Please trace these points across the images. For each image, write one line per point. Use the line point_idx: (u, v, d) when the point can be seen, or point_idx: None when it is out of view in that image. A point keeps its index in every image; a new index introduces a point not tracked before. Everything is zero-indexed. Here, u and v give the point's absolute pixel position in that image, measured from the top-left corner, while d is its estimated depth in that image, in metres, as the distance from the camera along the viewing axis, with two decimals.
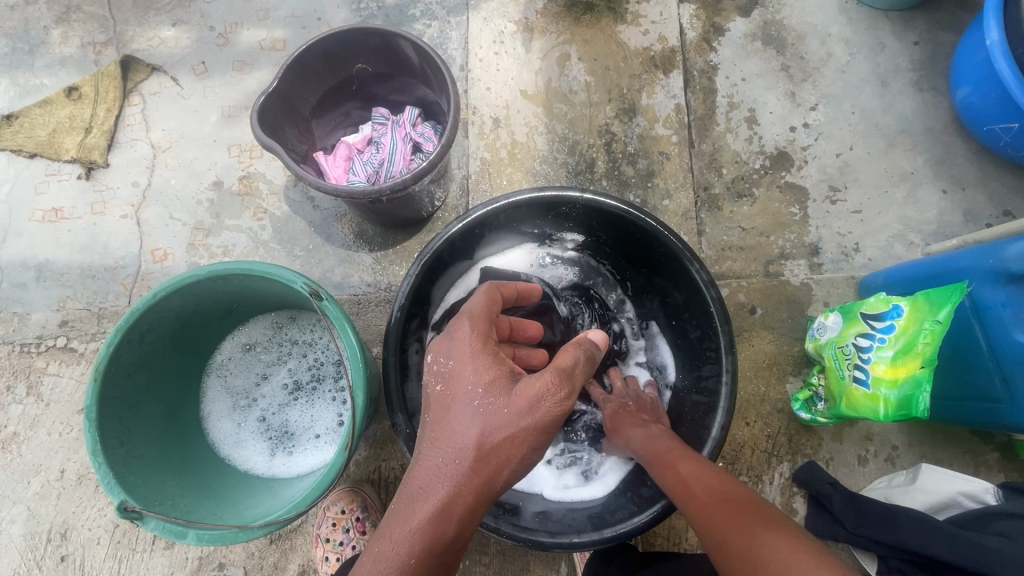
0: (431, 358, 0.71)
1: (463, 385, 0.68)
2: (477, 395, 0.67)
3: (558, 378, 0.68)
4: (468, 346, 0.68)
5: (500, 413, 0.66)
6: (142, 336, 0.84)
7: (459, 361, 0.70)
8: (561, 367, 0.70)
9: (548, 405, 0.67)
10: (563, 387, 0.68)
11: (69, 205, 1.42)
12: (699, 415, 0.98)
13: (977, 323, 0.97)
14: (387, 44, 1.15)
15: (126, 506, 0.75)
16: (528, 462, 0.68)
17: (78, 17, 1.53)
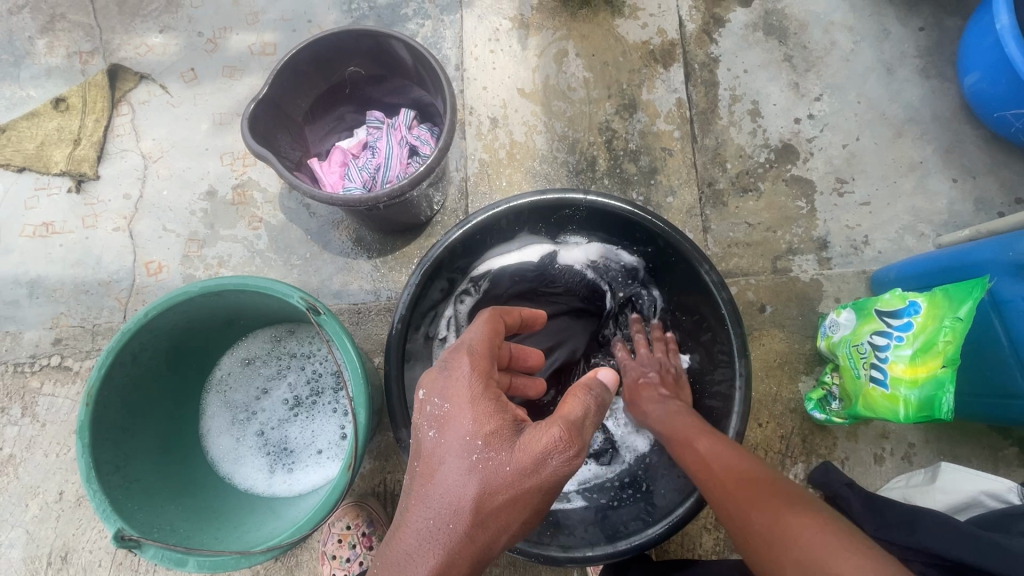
0: (425, 398, 0.63)
1: (459, 434, 0.60)
2: (475, 448, 0.59)
3: (568, 433, 0.59)
4: (468, 389, 0.61)
5: (500, 468, 0.58)
6: (135, 356, 0.81)
7: (456, 406, 0.62)
8: (570, 418, 0.61)
9: (555, 468, 0.58)
10: (573, 444, 0.59)
11: (59, 219, 1.38)
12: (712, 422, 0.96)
13: (997, 319, 0.95)
14: (381, 46, 1.11)
15: (122, 534, 0.72)
16: (529, 524, 0.60)
17: (63, 26, 1.50)
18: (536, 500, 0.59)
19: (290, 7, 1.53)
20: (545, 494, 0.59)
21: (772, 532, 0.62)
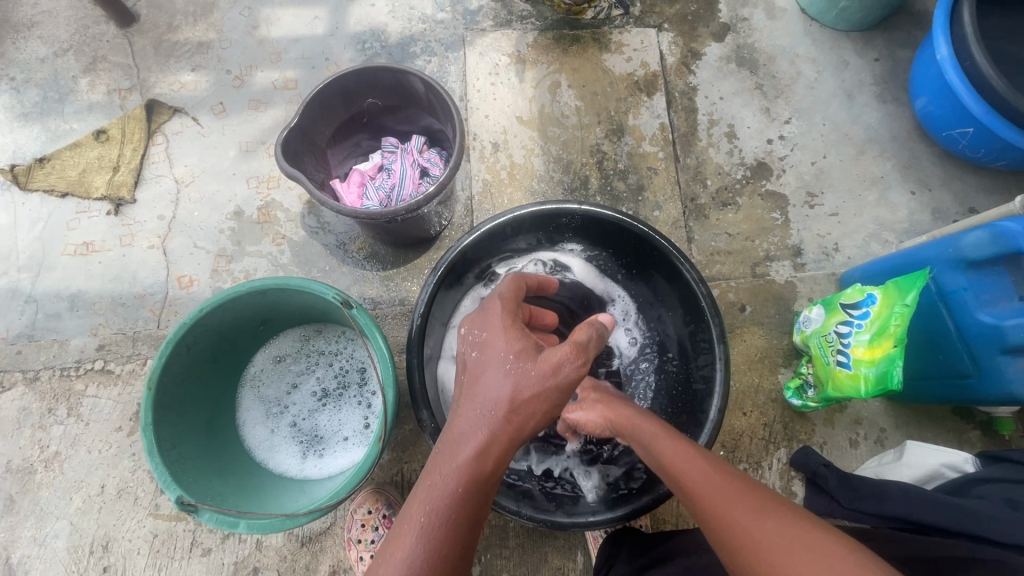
0: (467, 330, 0.76)
1: (496, 351, 0.72)
2: (508, 360, 0.71)
3: (578, 349, 0.72)
4: (501, 320, 0.73)
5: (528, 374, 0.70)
6: (189, 348, 0.92)
7: (491, 333, 0.74)
8: (578, 341, 0.73)
9: (570, 370, 0.71)
10: (581, 357, 0.72)
11: (99, 238, 1.51)
12: (698, 403, 1.07)
13: (944, 308, 1.08)
14: (397, 81, 1.27)
15: (183, 500, 0.82)
16: (552, 418, 0.72)
17: (104, 66, 1.66)
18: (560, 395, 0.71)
19: (310, 47, 1.70)
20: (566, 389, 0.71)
21: (759, 539, 0.65)
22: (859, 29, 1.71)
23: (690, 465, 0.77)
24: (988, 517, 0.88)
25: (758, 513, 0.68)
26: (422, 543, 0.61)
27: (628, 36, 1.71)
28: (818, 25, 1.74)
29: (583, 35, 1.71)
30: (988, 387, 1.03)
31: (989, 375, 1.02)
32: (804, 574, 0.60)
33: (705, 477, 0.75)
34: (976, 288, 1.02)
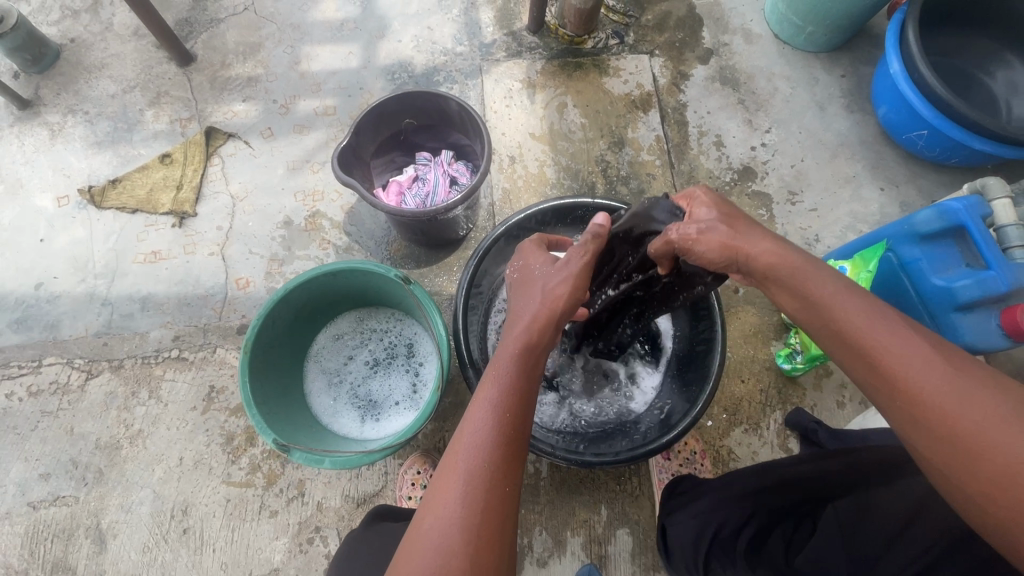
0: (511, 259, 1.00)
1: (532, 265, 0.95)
2: (541, 267, 0.94)
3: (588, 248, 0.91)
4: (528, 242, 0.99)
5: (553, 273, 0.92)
6: (275, 321, 1.11)
7: (525, 257, 0.98)
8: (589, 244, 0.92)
9: (579, 263, 0.91)
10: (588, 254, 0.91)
11: (165, 248, 1.71)
12: (701, 360, 1.19)
13: (905, 277, 1.27)
14: (432, 103, 1.49)
15: (278, 440, 0.99)
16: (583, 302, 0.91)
17: (167, 100, 1.89)
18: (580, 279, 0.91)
19: (346, 79, 1.94)
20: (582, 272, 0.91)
21: (954, 412, 0.61)
22: (826, 50, 1.96)
23: (869, 321, 0.68)
24: None
25: (929, 360, 0.64)
26: (498, 400, 0.78)
27: (624, 62, 1.95)
28: (790, 48, 1.99)
29: (585, 62, 1.95)
30: None
31: (945, 331, 1.21)
32: (1002, 450, 0.58)
33: (891, 335, 0.67)
34: (929, 258, 1.22)
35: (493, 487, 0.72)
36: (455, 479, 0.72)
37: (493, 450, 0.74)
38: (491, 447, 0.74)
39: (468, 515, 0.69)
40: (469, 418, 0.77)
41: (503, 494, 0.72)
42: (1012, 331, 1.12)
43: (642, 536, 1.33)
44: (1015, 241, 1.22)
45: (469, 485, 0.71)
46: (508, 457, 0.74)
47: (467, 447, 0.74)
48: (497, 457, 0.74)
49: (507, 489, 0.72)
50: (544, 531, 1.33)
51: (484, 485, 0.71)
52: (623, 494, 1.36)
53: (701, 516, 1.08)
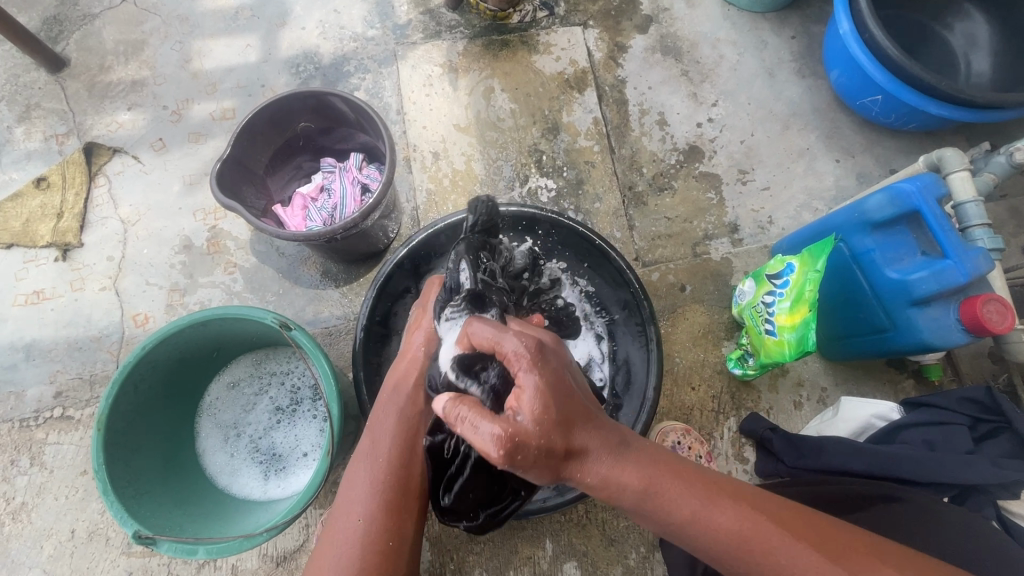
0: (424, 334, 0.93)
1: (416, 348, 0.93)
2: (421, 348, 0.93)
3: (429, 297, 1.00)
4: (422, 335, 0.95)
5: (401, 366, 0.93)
6: (136, 386, 0.96)
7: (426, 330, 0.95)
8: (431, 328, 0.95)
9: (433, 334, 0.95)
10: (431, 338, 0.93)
11: (49, 286, 1.51)
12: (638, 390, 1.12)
13: (857, 269, 1.15)
14: (322, 103, 1.30)
15: (140, 533, 0.86)
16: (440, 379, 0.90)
17: (38, 114, 1.65)
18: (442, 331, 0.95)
19: (245, 75, 1.71)
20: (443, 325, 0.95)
21: None
22: (774, 9, 1.79)
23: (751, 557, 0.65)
24: (916, 460, 0.96)
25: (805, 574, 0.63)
26: (380, 452, 0.81)
27: (555, 36, 1.76)
28: (736, 9, 1.81)
29: (512, 39, 1.75)
30: (903, 339, 1.10)
31: (902, 328, 1.10)
32: None
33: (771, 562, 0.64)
34: (882, 248, 1.10)
35: (375, 541, 0.74)
36: (335, 546, 0.73)
37: (373, 505, 0.76)
38: (371, 507, 0.76)
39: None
40: (349, 478, 0.79)
41: (385, 547, 0.74)
42: (972, 326, 1.01)
43: (590, 569, 1.24)
44: (975, 219, 1.11)
45: (349, 544, 0.73)
46: (386, 529, 0.75)
47: (347, 509, 0.76)
48: (377, 513, 0.76)
49: (391, 544, 0.75)
50: (485, 573, 1.22)
51: (366, 539, 0.73)
52: (569, 525, 1.25)
53: None
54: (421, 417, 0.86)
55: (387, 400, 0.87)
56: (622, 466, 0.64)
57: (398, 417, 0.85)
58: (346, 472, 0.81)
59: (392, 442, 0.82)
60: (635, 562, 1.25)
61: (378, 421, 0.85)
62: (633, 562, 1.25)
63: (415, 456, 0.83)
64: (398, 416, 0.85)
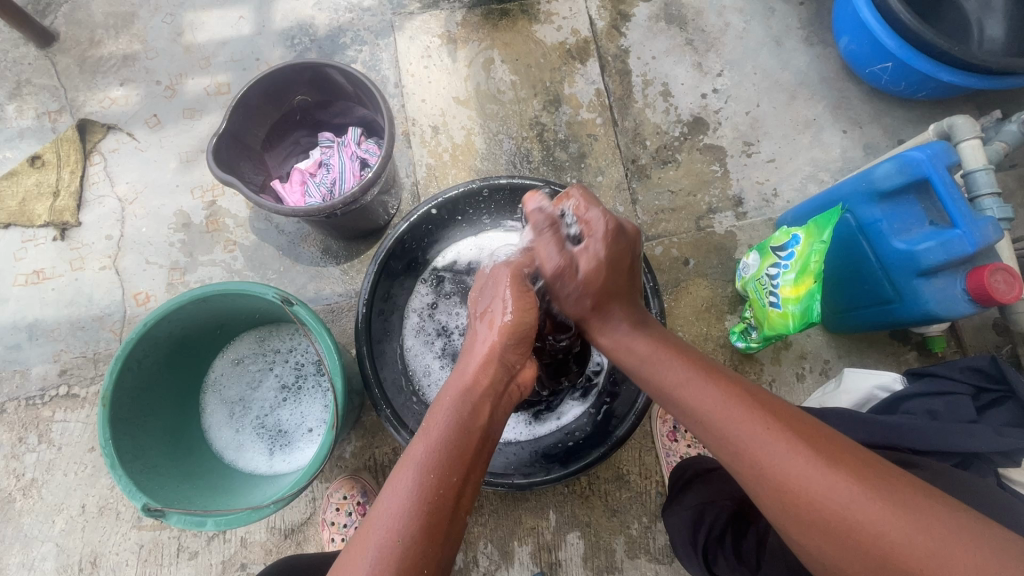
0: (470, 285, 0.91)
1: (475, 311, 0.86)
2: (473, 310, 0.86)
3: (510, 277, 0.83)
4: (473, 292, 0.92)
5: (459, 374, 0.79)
6: (140, 362, 0.97)
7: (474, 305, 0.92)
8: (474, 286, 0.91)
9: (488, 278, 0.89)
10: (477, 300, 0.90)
11: (48, 266, 1.51)
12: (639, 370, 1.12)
13: (863, 240, 1.13)
14: (319, 75, 1.27)
15: (149, 506, 0.87)
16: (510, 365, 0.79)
17: (30, 90, 1.62)
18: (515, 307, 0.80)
19: (239, 48, 1.67)
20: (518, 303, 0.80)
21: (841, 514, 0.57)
22: None
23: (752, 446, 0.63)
24: (919, 430, 0.95)
25: (801, 461, 0.60)
26: (431, 461, 0.67)
27: (556, 5, 1.71)
28: None
29: (512, 8, 1.70)
30: (908, 310, 1.10)
31: (909, 299, 1.09)
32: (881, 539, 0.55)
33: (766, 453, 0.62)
34: (890, 218, 1.08)
35: (411, 571, 0.60)
36: (361, 563, 0.60)
37: (416, 527, 0.62)
38: (415, 526, 0.62)
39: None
40: (390, 483, 0.65)
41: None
42: (978, 296, 1.00)
43: (594, 539, 1.25)
44: (984, 188, 1.09)
45: (378, 566, 0.60)
46: (436, 526, 0.63)
47: (379, 525, 0.63)
48: (417, 532, 0.62)
49: (427, 571, 0.61)
50: (490, 544, 1.24)
51: (398, 561, 0.60)
52: (572, 496, 1.27)
53: (696, 509, 1.06)
54: (482, 431, 0.72)
55: (449, 402, 0.73)
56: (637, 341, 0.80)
57: (463, 395, 0.74)
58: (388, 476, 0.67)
59: (448, 446, 0.68)
60: (638, 532, 1.26)
61: (435, 418, 0.71)
62: (635, 532, 1.26)
63: (472, 470, 0.69)
64: (458, 422, 0.71)
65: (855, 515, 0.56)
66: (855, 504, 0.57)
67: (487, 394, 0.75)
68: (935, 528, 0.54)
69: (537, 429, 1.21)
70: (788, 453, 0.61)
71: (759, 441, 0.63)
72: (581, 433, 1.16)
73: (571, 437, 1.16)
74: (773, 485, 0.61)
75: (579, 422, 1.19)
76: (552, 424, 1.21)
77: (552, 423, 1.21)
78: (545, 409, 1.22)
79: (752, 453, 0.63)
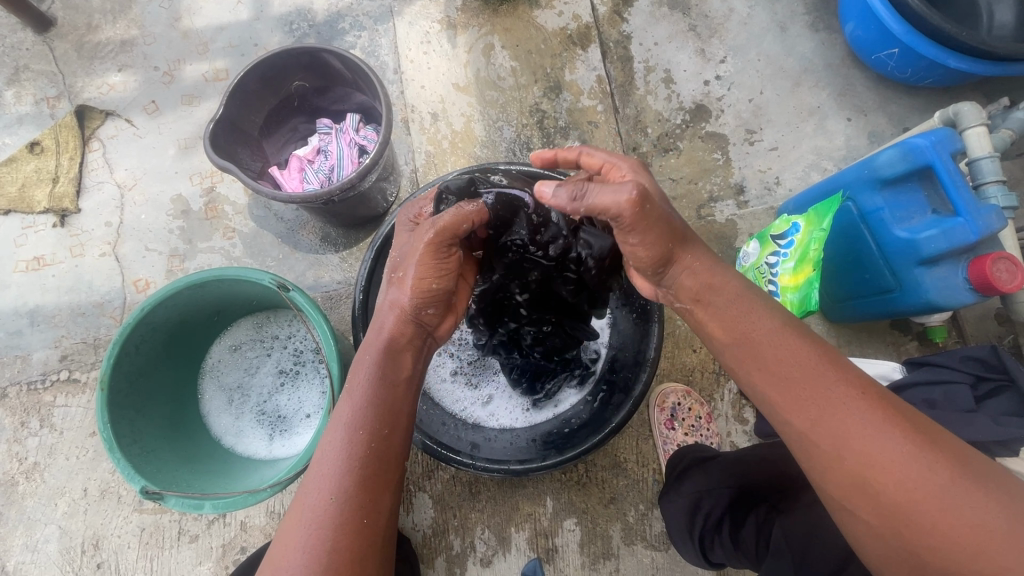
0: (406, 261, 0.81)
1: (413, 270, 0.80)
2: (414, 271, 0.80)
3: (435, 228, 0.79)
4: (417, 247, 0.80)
5: (603, 192, 0.70)
6: (136, 347, 0.97)
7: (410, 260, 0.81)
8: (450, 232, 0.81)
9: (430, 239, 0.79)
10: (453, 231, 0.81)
11: (49, 252, 1.51)
12: (634, 361, 1.11)
13: (865, 229, 1.11)
14: (316, 60, 1.27)
15: (147, 489, 0.88)
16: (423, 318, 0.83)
17: (28, 76, 1.61)
18: (427, 268, 0.80)
19: (237, 34, 1.65)
20: (430, 262, 0.80)
21: (901, 478, 0.59)
22: None
23: (825, 401, 0.64)
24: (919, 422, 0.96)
25: (877, 429, 0.61)
26: (357, 420, 0.70)
27: None
28: None
29: None
30: (908, 299, 1.09)
31: (910, 288, 1.07)
32: (934, 507, 0.58)
33: (835, 411, 0.63)
34: (892, 206, 1.07)
35: (347, 521, 0.64)
36: (299, 526, 0.63)
37: (346, 480, 0.66)
38: (344, 481, 0.65)
39: (311, 565, 0.61)
40: (321, 446, 0.68)
41: (359, 526, 0.64)
42: (979, 285, 0.99)
43: (590, 526, 1.26)
44: (989, 175, 1.07)
45: (315, 524, 0.63)
46: (367, 479, 0.67)
47: (314, 481, 0.66)
48: (351, 485, 0.65)
49: (365, 521, 0.65)
50: (487, 529, 1.25)
51: (336, 516, 0.63)
52: (569, 484, 1.27)
53: (693, 496, 1.06)
54: (405, 383, 0.76)
55: (368, 362, 0.75)
56: (726, 273, 0.77)
57: (380, 350, 0.77)
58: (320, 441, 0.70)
59: (372, 406, 0.71)
60: (634, 519, 1.26)
61: (354, 378, 0.74)
62: (632, 519, 1.26)
63: (399, 423, 0.73)
64: (379, 379, 0.74)
65: (918, 483, 0.59)
66: (917, 474, 0.59)
67: (406, 350, 0.79)
68: (990, 500, 0.57)
69: (535, 416, 1.21)
70: (865, 416, 0.62)
71: (829, 396, 0.64)
72: (578, 420, 1.16)
73: (566, 425, 1.16)
74: (837, 444, 0.63)
75: (575, 411, 1.19)
76: (548, 413, 1.21)
77: (552, 409, 1.21)
78: (542, 397, 1.21)
79: (821, 407, 0.64)
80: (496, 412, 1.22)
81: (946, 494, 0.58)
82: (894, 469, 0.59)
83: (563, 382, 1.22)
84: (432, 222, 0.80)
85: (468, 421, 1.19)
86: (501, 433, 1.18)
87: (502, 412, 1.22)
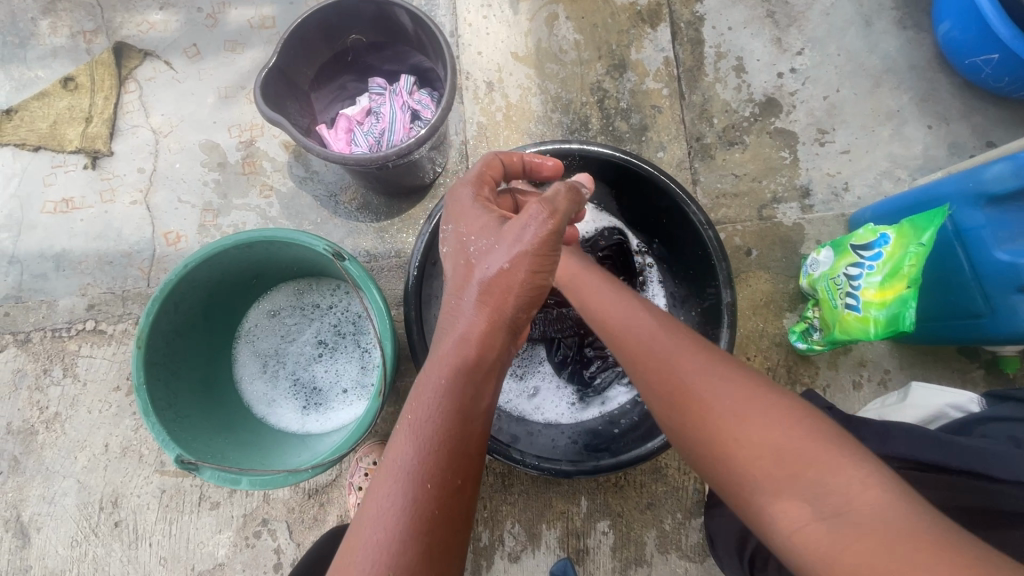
0: (480, 239, 0.70)
1: (504, 252, 0.65)
2: (511, 249, 0.64)
3: (548, 208, 0.65)
4: (531, 234, 0.64)
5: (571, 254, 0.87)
6: (176, 304, 0.91)
7: (502, 241, 0.66)
8: (556, 207, 0.65)
9: (534, 228, 0.64)
10: (551, 212, 0.65)
11: (78, 195, 1.44)
12: None
13: (960, 247, 1.04)
14: (383, 12, 1.17)
15: (183, 458, 0.83)
16: (514, 327, 0.66)
17: (64, 6, 1.52)
18: (536, 256, 0.64)
19: None
20: (544, 249, 0.65)
21: (775, 463, 0.52)
22: None
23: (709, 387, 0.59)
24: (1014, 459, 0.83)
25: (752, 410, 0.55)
26: (421, 473, 0.56)
27: None
28: None
29: None
30: (999, 326, 1.01)
31: (1002, 315, 1.00)
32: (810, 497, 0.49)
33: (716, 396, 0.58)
34: (995, 225, 0.98)
35: None
36: None
37: (406, 552, 0.52)
38: (404, 553, 0.52)
39: None
40: (372, 502, 0.55)
41: None
42: None
43: (624, 530, 1.21)
44: None
45: None
46: (430, 547, 0.54)
47: (367, 547, 0.53)
48: (412, 560, 0.52)
49: None
50: (518, 524, 1.21)
51: None
52: (606, 485, 1.22)
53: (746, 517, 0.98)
54: (484, 419, 0.62)
55: (436, 390, 0.60)
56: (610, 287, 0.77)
57: (452, 373, 0.60)
58: (370, 488, 0.57)
59: (440, 452, 0.57)
60: (671, 527, 1.21)
61: (416, 412, 0.59)
62: (668, 527, 1.21)
63: (473, 469, 0.59)
64: (453, 413, 0.59)
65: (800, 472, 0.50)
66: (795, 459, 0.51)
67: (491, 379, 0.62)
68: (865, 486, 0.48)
69: (584, 415, 1.15)
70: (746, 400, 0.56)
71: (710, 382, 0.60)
72: (626, 420, 1.10)
73: (616, 425, 1.10)
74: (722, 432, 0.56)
75: (624, 409, 1.13)
76: (598, 411, 1.15)
77: (605, 406, 1.15)
78: (592, 390, 1.16)
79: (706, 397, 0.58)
80: (542, 408, 1.16)
81: (823, 479, 0.49)
82: (765, 449, 0.53)
83: (613, 380, 1.17)
84: (543, 203, 0.65)
85: (512, 413, 1.14)
86: (548, 428, 1.12)
87: (547, 408, 1.16)
